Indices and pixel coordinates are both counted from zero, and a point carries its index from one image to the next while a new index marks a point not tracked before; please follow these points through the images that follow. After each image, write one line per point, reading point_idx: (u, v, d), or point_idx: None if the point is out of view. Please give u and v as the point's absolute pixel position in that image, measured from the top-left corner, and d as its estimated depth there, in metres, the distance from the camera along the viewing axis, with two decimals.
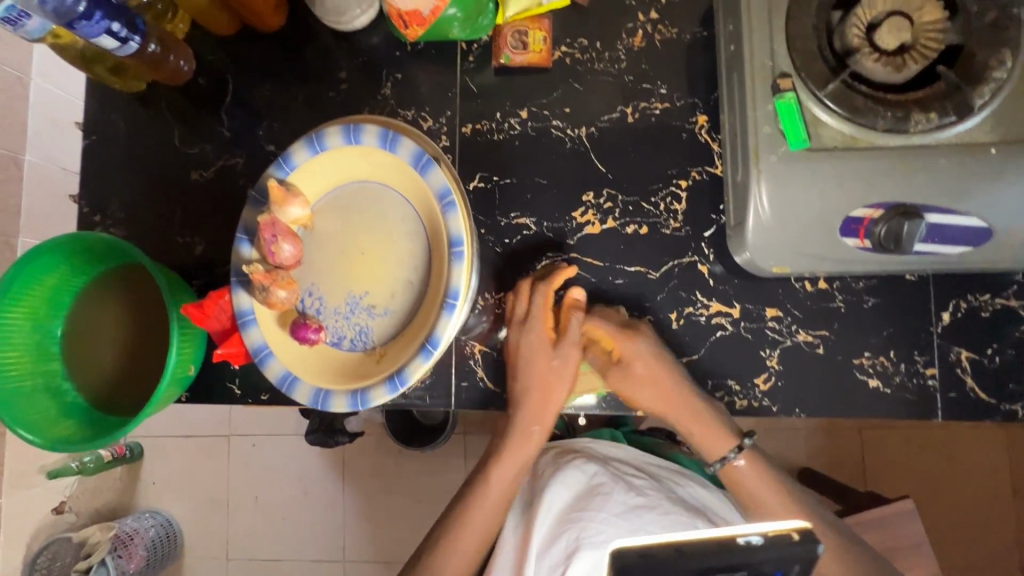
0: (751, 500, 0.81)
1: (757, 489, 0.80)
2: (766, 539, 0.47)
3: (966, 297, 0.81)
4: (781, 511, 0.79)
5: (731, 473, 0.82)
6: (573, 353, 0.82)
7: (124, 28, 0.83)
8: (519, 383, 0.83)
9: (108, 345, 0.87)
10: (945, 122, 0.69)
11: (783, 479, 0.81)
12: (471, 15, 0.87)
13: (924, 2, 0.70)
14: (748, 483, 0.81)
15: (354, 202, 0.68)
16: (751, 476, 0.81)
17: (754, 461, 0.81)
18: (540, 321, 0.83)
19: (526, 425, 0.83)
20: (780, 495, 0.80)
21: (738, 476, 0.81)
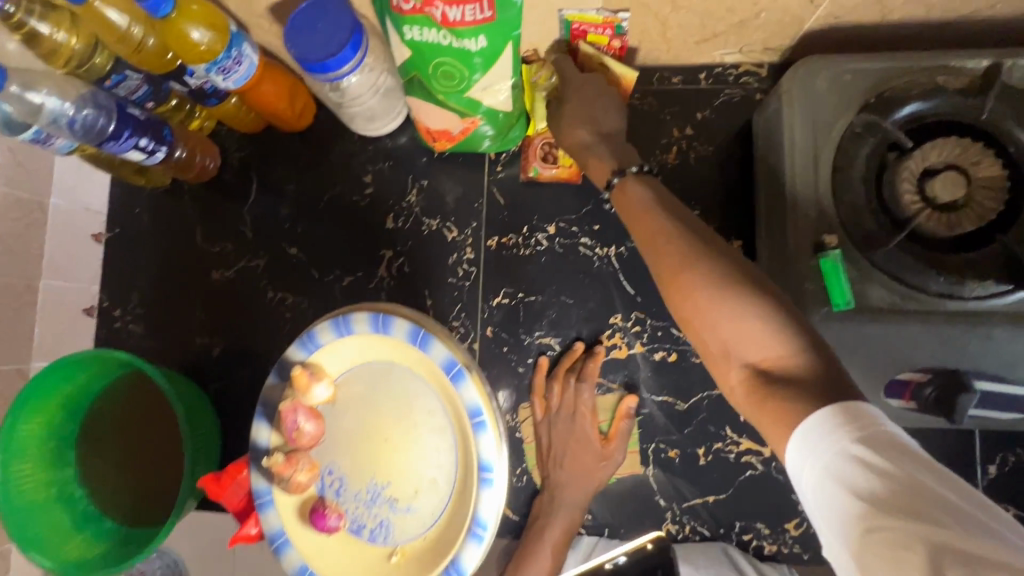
0: (690, 333, 0.55)
1: (651, 218, 0.61)
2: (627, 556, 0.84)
3: (1015, 450, 0.77)
4: (709, 310, 0.52)
5: (635, 223, 0.63)
6: (619, 454, 0.83)
7: (152, 141, 0.81)
8: (564, 472, 0.82)
9: (128, 451, 0.87)
10: (1001, 290, 0.64)
11: (681, 210, 0.61)
12: (502, 130, 0.84)
13: (981, 156, 0.67)
14: (637, 220, 0.63)
15: (380, 387, 0.55)
16: (637, 199, 0.65)
17: (641, 185, 0.66)
18: (590, 419, 0.83)
19: (569, 505, 0.81)
20: (734, 295, 0.51)
21: (630, 221, 0.64)
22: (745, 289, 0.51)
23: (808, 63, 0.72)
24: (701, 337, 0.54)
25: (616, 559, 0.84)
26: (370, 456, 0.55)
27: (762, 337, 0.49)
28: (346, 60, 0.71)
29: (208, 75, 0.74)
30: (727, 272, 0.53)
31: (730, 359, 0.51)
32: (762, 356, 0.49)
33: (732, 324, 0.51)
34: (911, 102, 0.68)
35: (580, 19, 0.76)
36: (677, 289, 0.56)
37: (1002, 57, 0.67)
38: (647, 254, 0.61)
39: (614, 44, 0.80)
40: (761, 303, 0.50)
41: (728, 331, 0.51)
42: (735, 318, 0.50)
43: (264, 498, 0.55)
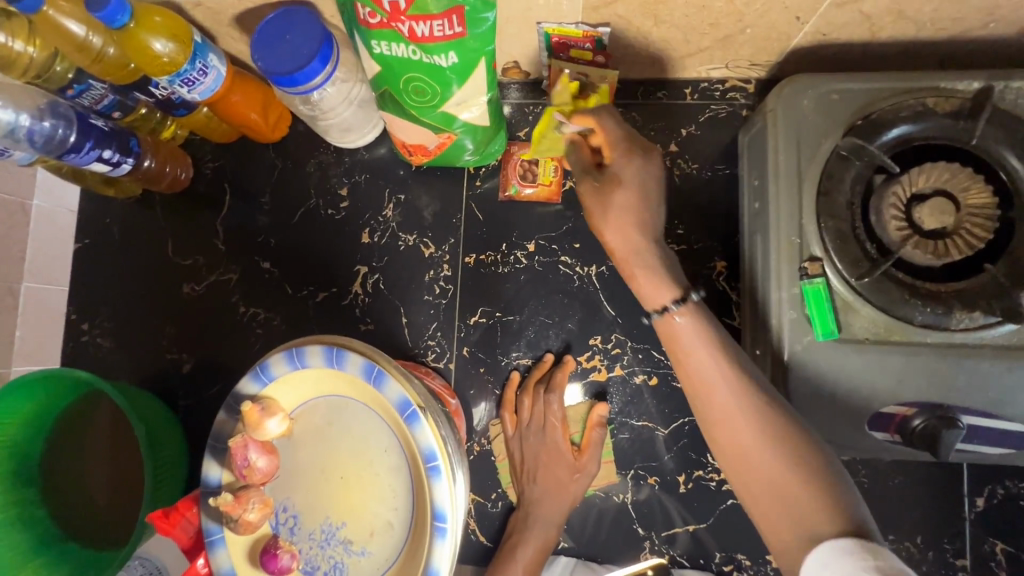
0: (740, 486, 0.55)
1: (705, 364, 0.58)
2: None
3: (1002, 483, 0.75)
4: (769, 473, 0.53)
5: (684, 362, 0.60)
6: (595, 466, 0.80)
7: (117, 152, 0.78)
8: (538, 487, 0.79)
9: (96, 470, 0.85)
10: (988, 322, 0.62)
11: (739, 354, 0.59)
12: (482, 144, 0.81)
13: (970, 182, 0.64)
14: (690, 361, 0.59)
15: (336, 422, 0.53)
16: (692, 333, 0.60)
17: (696, 316, 0.60)
18: (560, 431, 0.80)
19: (545, 522, 0.78)
20: (792, 465, 0.52)
21: (680, 358, 0.60)
22: (799, 458, 0.52)
23: (794, 82, 0.69)
24: (751, 492, 0.54)
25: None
26: (325, 494, 0.52)
27: (818, 508, 0.50)
28: (315, 73, 0.68)
29: (172, 87, 0.71)
30: (782, 436, 0.53)
31: (786, 524, 0.51)
32: (817, 526, 0.49)
33: (792, 498, 0.51)
34: (899, 124, 0.66)
35: (559, 31, 0.73)
36: (732, 445, 0.55)
37: (993, 80, 0.65)
38: (697, 401, 0.59)
39: (592, 57, 0.78)
40: (818, 479, 0.51)
41: (784, 499, 0.52)
42: (791, 486, 0.52)
43: (214, 537, 0.52)
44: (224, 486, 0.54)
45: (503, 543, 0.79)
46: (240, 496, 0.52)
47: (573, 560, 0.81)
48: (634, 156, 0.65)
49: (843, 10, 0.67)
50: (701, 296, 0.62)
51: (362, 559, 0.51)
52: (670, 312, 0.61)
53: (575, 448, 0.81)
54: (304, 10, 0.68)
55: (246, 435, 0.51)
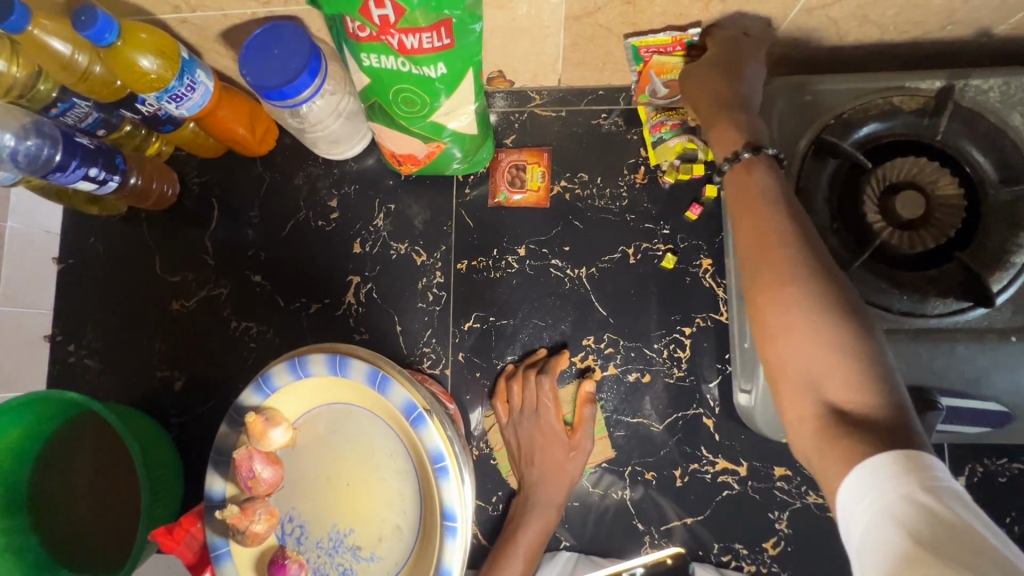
0: (771, 351, 0.50)
1: (770, 218, 0.54)
2: (646, 567, 0.79)
3: (981, 461, 0.79)
4: (808, 332, 0.48)
5: (747, 210, 0.56)
6: (588, 443, 0.81)
7: (102, 170, 0.78)
8: (536, 470, 0.80)
9: (84, 496, 0.82)
10: (962, 306, 0.65)
11: (802, 215, 0.55)
12: (471, 152, 0.83)
13: (937, 175, 0.68)
14: (751, 214, 0.56)
15: (340, 430, 0.53)
16: (761, 188, 0.57)
17: (767, 173, 0.58)
18: (553, 411, 0.81)
19: (543, 504, 0.79)
20: (832, 334, 0.47)
21: (744, 209, 0.56)
22: (847, 321, 0.47)
23: (769, 85, 0.72)
24: (785, 348, 0.49)
25: (635, 569, 0.79)
26: (333, 502, 0.53)
27: (851, 384, 0.46)
28: (304, 86, 0.69)
29: (160, 103, 0.72)
30: (833, 308, 0.48)
31: (804, 385, 0.48)
32: (840, 394, 0.46)
33: (822, 362, 0.47)
34: (869, 122, 0.69)
35: (649, 42, 0.74)
36: (778, 304, 0.50)
37: (953, 79, 0.69)
38: (750, 250, 0.54)
39: (685, 51, 0.74)
40: (857, 363, 0.46)
41: (812, 362, 0.48)
42: (824, 351, 0.47)
43: (220, 551, 0.52)
44: (228, 499, 0.54)
45: (503, 532, 0.80)
46: (246, 508, 0.51)
47: (576, 554, 0.82)
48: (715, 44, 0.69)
49: (812, 16, 0.70)
50: (777, 157, 0.60)
51: (371, 565, 0.51)
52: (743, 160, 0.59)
53: (569, 427, 0.82)
54: (291, 25, 0.69)
55: (249, 447, 0.51)
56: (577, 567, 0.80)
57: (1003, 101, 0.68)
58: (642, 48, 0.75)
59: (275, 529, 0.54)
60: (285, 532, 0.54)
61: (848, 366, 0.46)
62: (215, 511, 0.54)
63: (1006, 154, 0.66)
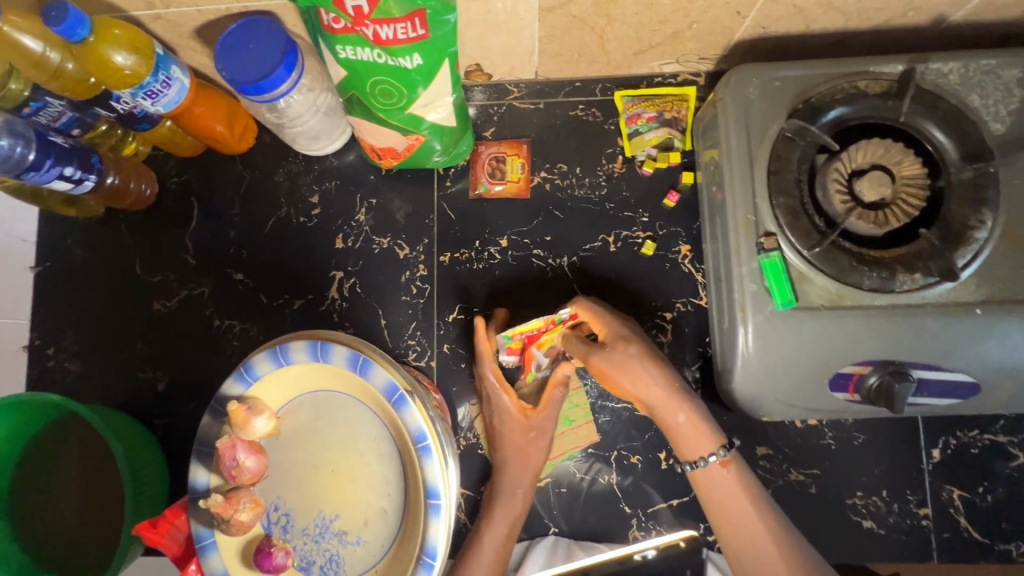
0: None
1: (756, 526, 0.65)
2: (658, 551, 0.72)
3: (954, 433, 0.81)
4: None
5: (731, 526, 0.66)
6: (549, 424, 0.77)
7: (78, 169, 0.77)
8: (500, 455, 0.78)
9: (66, 500, 0.81)
10: (929, 282, 0.68)
11: (767, 503, 0.67)
12: (451, 144, 0.83)
13: (902, 156, 0.70)
14: (739, 520, 0.66)
15: (325, 417, 0.54)
16: (732, 501, 0.67)
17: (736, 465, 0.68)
18: (505, 396, 0.77)
19: (510, 489, 0.77)
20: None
21: (720, 511, 0.67)
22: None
23: (739, 72, 0.74)
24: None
25: (645, 551, 0.72)
26: (318, 489, 0.53)
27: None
28: (280, 80, 0.69)
29: (135, 100, 0.71)
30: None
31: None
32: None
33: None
34: (836, 106, 0.71)
35: (521, 331, 0.74)
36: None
37: (914, 62, 0.71)
38: (744, 553, 0.65)
39: (564, 321, 0.77)
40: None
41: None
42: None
43: (206, 541, 0.52)
44: (213, 489, 0.54)
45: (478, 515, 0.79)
46: (230, 497, 0.51)
47: (564, 539, 0.83)
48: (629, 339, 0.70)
49: (778, 4, 0.72)
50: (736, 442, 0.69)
51: (358, 549, 0.51)
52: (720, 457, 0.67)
53: (527, 407, 0.78)
54: (266, 19, 0.69)
55: (231, 437, 0.51)
56: (566, 549, 0.81)
57: (962, 83, 0.70)
58: (516, 337, 0.75)
59: (261, 519, 0.54)
60: (271, 521, 0.54)
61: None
62: (200, 502, 0.54)
63: (967, 133, 0.69)
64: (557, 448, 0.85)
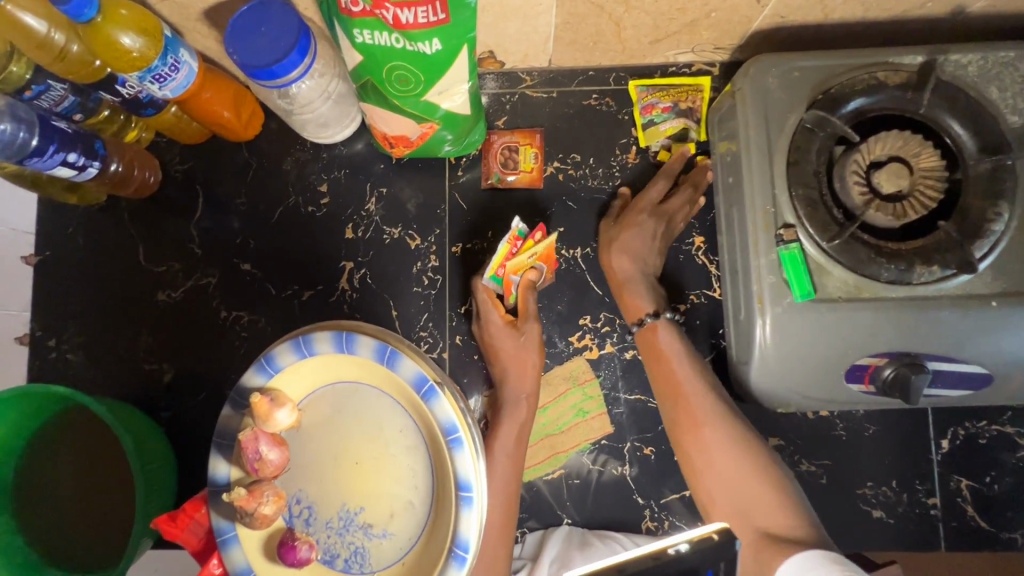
0: (697, 458, 0.69)
1: (682, 376, 0.73)
2: (692, 545, 0.50)
3: (963, 424, 0.82)
4: (725, 462, 0.67)
5: (662, 373, 0.74)
6: (535, 327, 0.79)
7: (82, 155, 0.75)
8: (499, 369, 0.79)
9: (72, 494, 0.79)
10: (945, 274, 0.68)
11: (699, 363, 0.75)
12: (464, 134, 0.82)
13: (920, 148, 0.70)
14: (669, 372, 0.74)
15: (347, 409, 0.53)
16: (667, 350, 0.75)
17: (669, 331, 0.76)
18: (493, 308, 0.79)
19: (514, 396, 0.78)
20: (743, 456, 0.67)
21: (658, 366, 0.75)
22: (760, 477, 0.66)
23: (758, 62, 0.73)
24: (711, 464, 0.68)
25: None
26: (341, 481, 0.52)
27: (772, 507, 0.63)
28: (293, 65, 0.68)
29: (142, 84, 0.69)
30: (737, 435, 0.68)
31: (739, 517, 0.64)
32: (776, 526, 0.61)
33: (744, 488, 0.65)
34: (856, 97, 0.71)
35: (496, 262, 0.77)
36: (695, 441, 0.69)
37: (934, 54, 0.71)
38: (668, 399, 0.73)
39: (535, 240, 0.79)
40: (761, 469, 0.66)
41: (743, 497, 0.65)
42: (755, 498, 0.64)
43: (228, 535, 0.51)
44: (233, 483, 0.53)
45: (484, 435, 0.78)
46: (253, 491, 0.50)
47: (578, 529, 0.83)
48: (636, 242, 0.80)
49: None
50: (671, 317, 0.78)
51: (383, 542, 0.51)
52: (648, 323, 0.77)
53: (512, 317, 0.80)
54: (278, 2, 0.67)
55: (255, 430, 0.51)
56: (580, 537, 0.81)
57: (980, 75, 0.70)
58: (497, 271, 0.78)
59: (282, 512, 0.53)
60: (293, 514, 0.53)
61: (761, 490, 0.64)
62: (220, 496, 0.53)
63: (985, 125, 0.69)
64: (571, 440, 0.85)
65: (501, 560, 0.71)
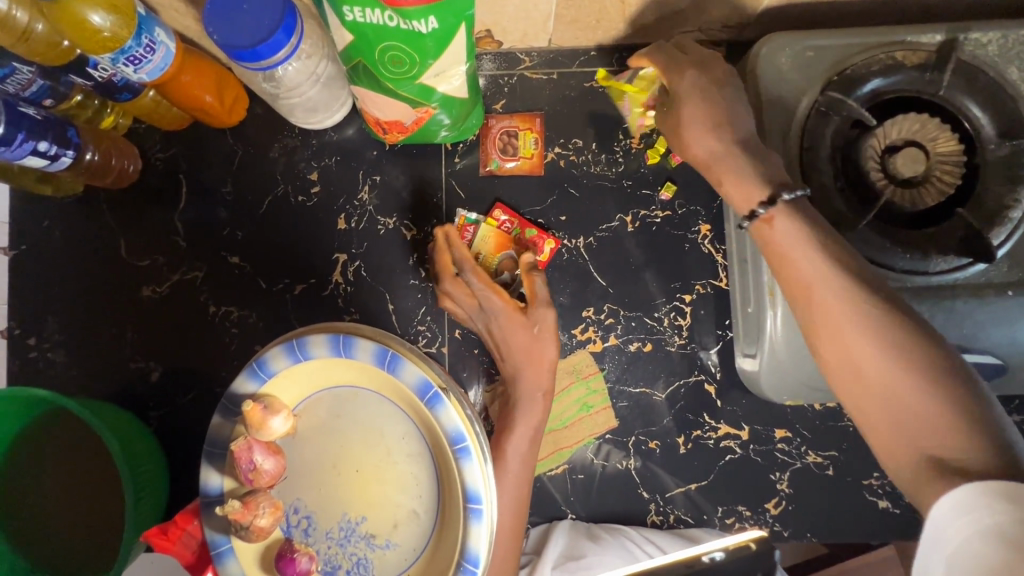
0: (842, 371, 0.50)
1: (807, 268, 0.53)
2: None
3: None
4: (878, 373, 0.48)
5: (786, 266, 0.54)
6: (547, 314, 0.76)
7: (54, 144, 0.70)
8: (510, 363, 0.76)
9: (59, 499, 0.76)
10: (961, 263, 0.66)
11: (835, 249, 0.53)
12: (460, 119, 0.78)
13: (938, 132, 0.68)
14: (789, 264, 0.54)
15: (346, 415, 0.50)
16: (790, 237, 0.54)
17: (790, 218, 0.55)
18: (498, 295, 0.74)
19: (529, 393, 0.74)
20: (905, 363, 0.47)
21: (781, 260, 0.55)
22: (936, 390, 0.45)
23: (771, 41, 0.70)
24: (858, 377, 0.49)
25: (712, 553, 0.74)
26: (341, 491, 0.49)
27: (939, 427, 0.44)
28: (279, 45, 0.63)
29: (115, 66, 0.65)
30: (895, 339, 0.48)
31: (900, 442, 0.46)
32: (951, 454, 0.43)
33: (907, 408, 0.46)
34: (872, 78, 0.68)
35: None
36: (834, 348, 0.50)
37: (953, 32, 0.68)
38: (795, 297, 0.54)
39: (494, 219, 0.83)
40: (934, 383, 0.45)
41: (909, 421, 0.46)
42: (925, 420, 0.45)
43: (222, 548, 0.48)
44: (227, 494, 0.50)
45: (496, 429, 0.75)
46: (248, 503, 0.48)
47: (583, 524, 0.82)
48: (710, 94, 0.63)
49: None
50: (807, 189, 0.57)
51: (387, 553, 0.48)
52: (761, 215, 0.56)
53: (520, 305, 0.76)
54: None
55: (250, 439, 0.48)
56: (586, 533, 0.80)
57: (1001, 55, 0.67)
58: None
59: (279, 522, 0.50)
60: (291, 525, 0.51)
61: (928, 407, 0.45)
62: (213, 508, 0.51)
63: (1005, 107, 0.66)
64: (575, 435, 0.83)
65: (508, 559, 0.69)
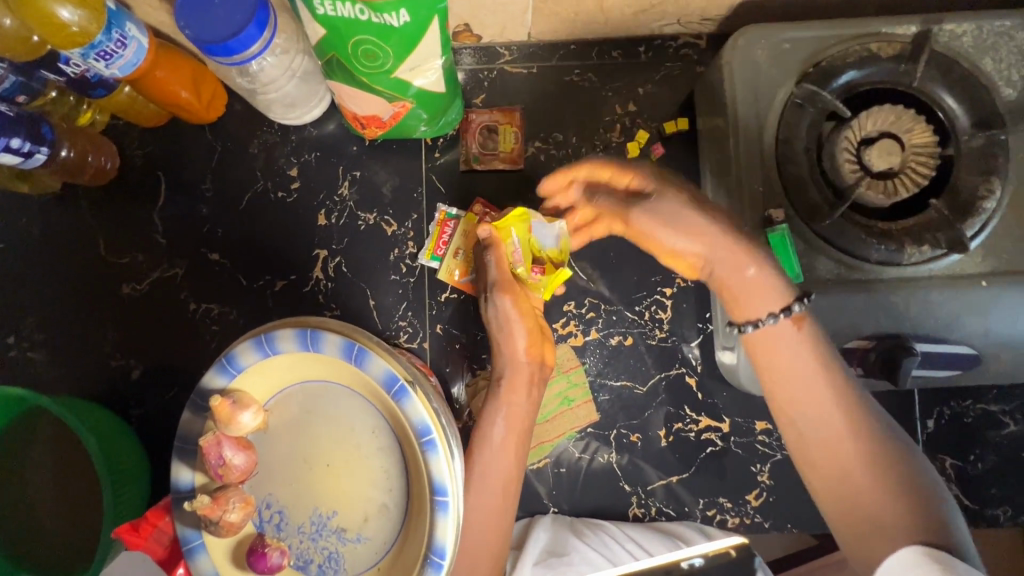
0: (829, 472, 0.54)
1: (807, 370, 0.56)
2: None
3: (948, 404, 0.82)
4: (864, 482, 0.52)
5: (783, 380, 0.57)
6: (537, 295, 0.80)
7: (27, 141, 0.69)
8: (509, 345, 0.74)
9: (38, 499, 0.76)
10: (935, 255, 0.66)
11: (842, 369, 0.56)
12: (439, 114, 0.78)
13: (913, 124, 0.68)
14: (789, 378, 0.56)
15: (317, 410, 0.50)
16: (792, 354, 0.57)
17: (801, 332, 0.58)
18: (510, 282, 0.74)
19: (494, 410, 0.72)
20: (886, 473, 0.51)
21: (781, 374, 0.57)
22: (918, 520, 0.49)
23: (747, 33, 0.70)
24: (844, 481, 0.53)
25: (692, 559, 0.68)
26: (312, 485, 0.49)
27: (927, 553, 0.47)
28: (251, 40, 0.63)
29: (86, 62, 0.64)
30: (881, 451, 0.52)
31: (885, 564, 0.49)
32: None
33: (885, 525, 0.50)
34: (847, 70, 0.68)
35: (432, 246, 0.83)
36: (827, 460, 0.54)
37: (928, 23, 0.68)
38: (792, 412, 0.56)
39: (475, 213, 0.83)
40: (919, 514, 0.49)
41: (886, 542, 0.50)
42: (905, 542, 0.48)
43: (193, 543, 0.48)
44: (198, 489, 0.50)
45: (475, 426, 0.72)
46: (219, 498, 0.48)
47: (565, 517, 0.82)
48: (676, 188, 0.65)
49: None
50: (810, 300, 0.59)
51: (358, 546, 0.48)
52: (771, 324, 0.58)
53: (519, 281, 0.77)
54: None
55: (218, 434, 0.48)
56: (569, 526, 0.80)
57: (975, 46, 0.67)
58: (435, 252, 0.83)
59: (250, 518, 0.50)
60: (263, 520, 0.51)
61: (907, 519, 0.49)
62: (184, 503, 0.51)
63: (978, 99, 0.66)
64: (557, 428, 0.83)
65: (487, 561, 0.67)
